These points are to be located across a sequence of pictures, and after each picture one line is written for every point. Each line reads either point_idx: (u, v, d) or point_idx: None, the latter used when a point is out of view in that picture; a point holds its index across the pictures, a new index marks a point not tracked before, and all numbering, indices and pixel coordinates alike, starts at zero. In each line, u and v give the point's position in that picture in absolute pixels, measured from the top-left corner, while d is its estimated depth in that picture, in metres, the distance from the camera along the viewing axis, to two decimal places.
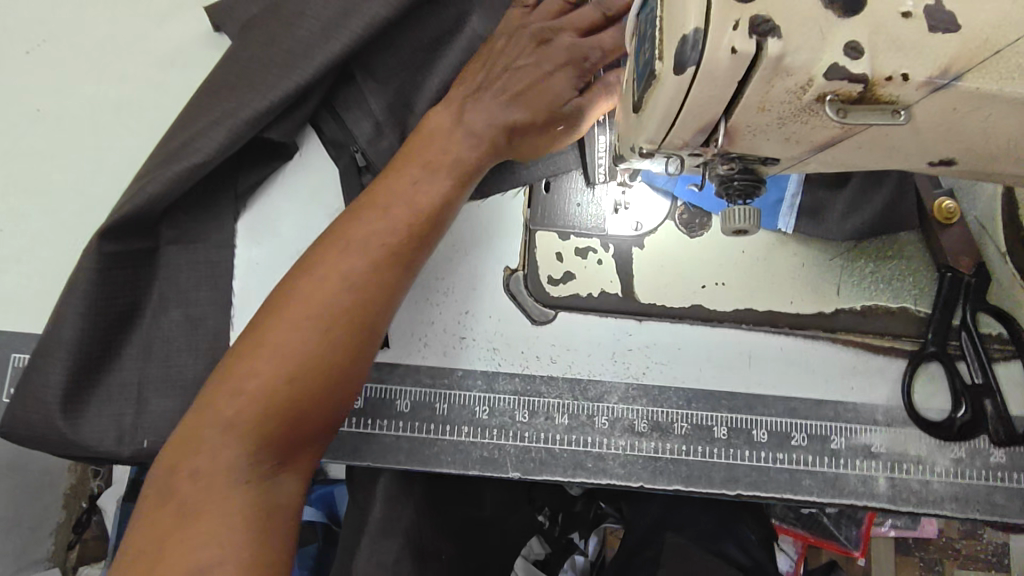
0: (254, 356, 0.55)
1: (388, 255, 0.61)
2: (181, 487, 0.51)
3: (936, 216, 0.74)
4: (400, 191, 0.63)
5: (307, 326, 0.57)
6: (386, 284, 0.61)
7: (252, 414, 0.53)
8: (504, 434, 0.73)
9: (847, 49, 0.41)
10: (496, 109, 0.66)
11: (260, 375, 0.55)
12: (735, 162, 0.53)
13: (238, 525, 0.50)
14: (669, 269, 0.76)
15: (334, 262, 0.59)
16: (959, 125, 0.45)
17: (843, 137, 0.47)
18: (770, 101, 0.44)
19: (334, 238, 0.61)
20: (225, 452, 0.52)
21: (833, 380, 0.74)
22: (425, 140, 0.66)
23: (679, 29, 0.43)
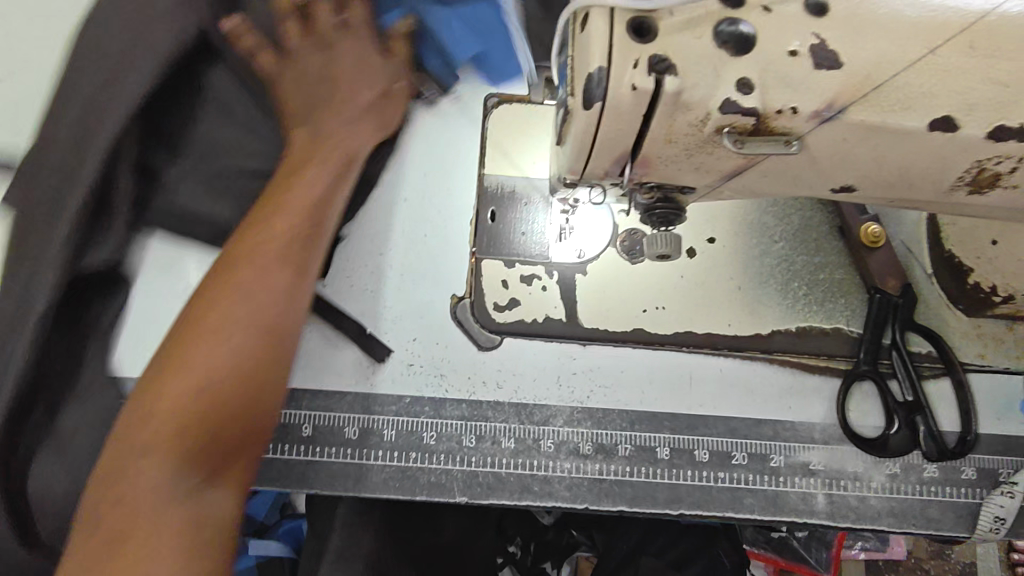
0: (166, 380, 0.53)
1: (287, 260, 0.60)
2: (112, 518, 0.49)
3: (863, 240, 0.77)
4: (290, 201, 0.62)
5: (214, 348, 0.55)
6: (293, 288, 0.60)
7: (173, 433, 0.52)
8: (452, 459, 0.74)
9: (738, 85, 0.44)
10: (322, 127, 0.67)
11: (177, 394, 0.53)
12: (654, 191, 0.56)
13: (183, 540, 0.49)
14: (611, 295, 0.78)
15: (234, 283, 0.58)
16: (852, 154, 0.48)
17: (747, 166, 0.50)
18: (675, 133, 0.47)
19: (231, 258, 0.60)
20: (154, 474, 0.50)
21: (771, 400, 0.77)
22: (302, 165, 0.65)
23: (585, 67, 0.45)
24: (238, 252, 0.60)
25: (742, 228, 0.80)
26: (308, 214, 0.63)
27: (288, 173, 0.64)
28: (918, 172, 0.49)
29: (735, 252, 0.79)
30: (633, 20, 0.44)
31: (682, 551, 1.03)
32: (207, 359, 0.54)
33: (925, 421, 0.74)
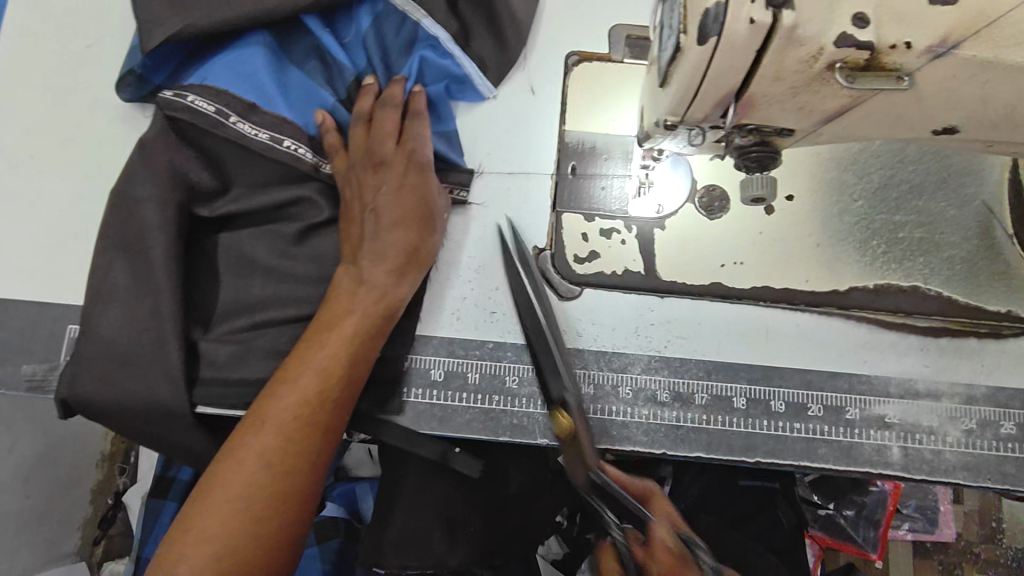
0: (197, 520, 0.64)
1: (307, 422, 0.68)
2: None
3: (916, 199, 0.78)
4: (312, 360, 0.70)
5: (241, 486, 0.65)
6: (312, 452, 0.68)
7: None
8: (533, 403, 0.77)
9: (854, 19, 0.46)
10: (378, 237, 0.74)
11: (204, 538, 0.63)
12: (753, 134, 0.57)
13: None
14: (690, 248, 0.80)
15: (261, 432, 0.67)
16: (958, 91, 0.49)
17: (853, 105, 0.51)
18: (784, 71, 0.49)
19: (262, 409, 0.68)
20: None
21: (848, 355, 0.78)
22: (335, 313, 0.72)
23: (701, 4, 0.47)
24: (274, 388, 0.69)
25: (823, 185, 0.81)
26: (328, 367, 0.70)
27: (321, 323, 0.72)
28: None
29: (814, 209, 0.80)
30: None
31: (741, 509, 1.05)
32: (235, 503, 0.64)
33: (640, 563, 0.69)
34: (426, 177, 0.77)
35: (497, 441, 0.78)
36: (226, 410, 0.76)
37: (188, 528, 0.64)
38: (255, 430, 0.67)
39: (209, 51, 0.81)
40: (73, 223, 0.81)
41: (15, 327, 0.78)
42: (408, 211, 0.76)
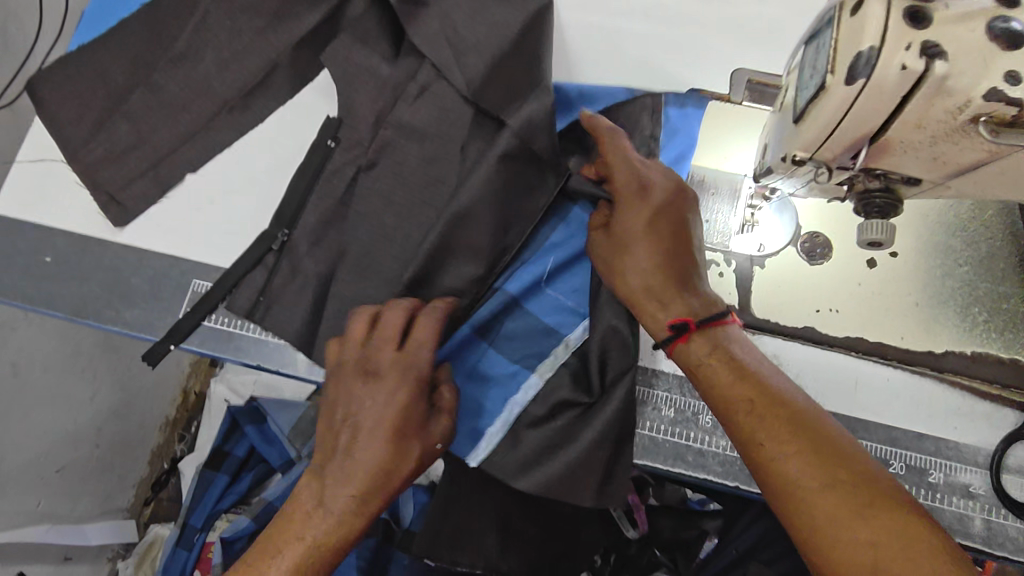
0: (338, 455, 0.64)
1: (391, 435, 0.63)
2: (349, 448, 0.64)
3: (987, 259, 0.81)
4: (353, 409, 0.65)
5: (356, 456, 0.63)
6: (396, 415, 0.64)
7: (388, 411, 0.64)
8: (544, 413, 0.76)
9: (1007, 77, 0.47)
10: (353, 463, 0.63)
11: (362, 459, 0.63)
12: (880, 179, 0.59)
13: (377, 439, 0.63)
14: (787, 290, 0.81)
15: (352, 434, 0.64)
16: None
17: (988, 161, 0.53)
18: (927, 119, 0.51)
19: (340, 423, 0.65)
20: (369, 451, 0.63)
21: (937, 418, 0.77)
22: (341, 459, 0.64)
23: (854, 47, 0.50)
24: (335, 460, 0.64)
25: (927, 246, 0.82)
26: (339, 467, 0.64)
27: (342, 441, 0.65)
28: None
29: (917, 269, 0.81)
30: (909, 8, 0.49)
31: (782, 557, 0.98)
32: (378, 418, 0.64)
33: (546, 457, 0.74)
34: (362, 450, 0.63)
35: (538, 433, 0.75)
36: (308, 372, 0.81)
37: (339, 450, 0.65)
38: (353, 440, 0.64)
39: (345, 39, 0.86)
40: (239, 207, 0.86)
41: (144, 275, 0.84)
42: (362, 493, 0.63)
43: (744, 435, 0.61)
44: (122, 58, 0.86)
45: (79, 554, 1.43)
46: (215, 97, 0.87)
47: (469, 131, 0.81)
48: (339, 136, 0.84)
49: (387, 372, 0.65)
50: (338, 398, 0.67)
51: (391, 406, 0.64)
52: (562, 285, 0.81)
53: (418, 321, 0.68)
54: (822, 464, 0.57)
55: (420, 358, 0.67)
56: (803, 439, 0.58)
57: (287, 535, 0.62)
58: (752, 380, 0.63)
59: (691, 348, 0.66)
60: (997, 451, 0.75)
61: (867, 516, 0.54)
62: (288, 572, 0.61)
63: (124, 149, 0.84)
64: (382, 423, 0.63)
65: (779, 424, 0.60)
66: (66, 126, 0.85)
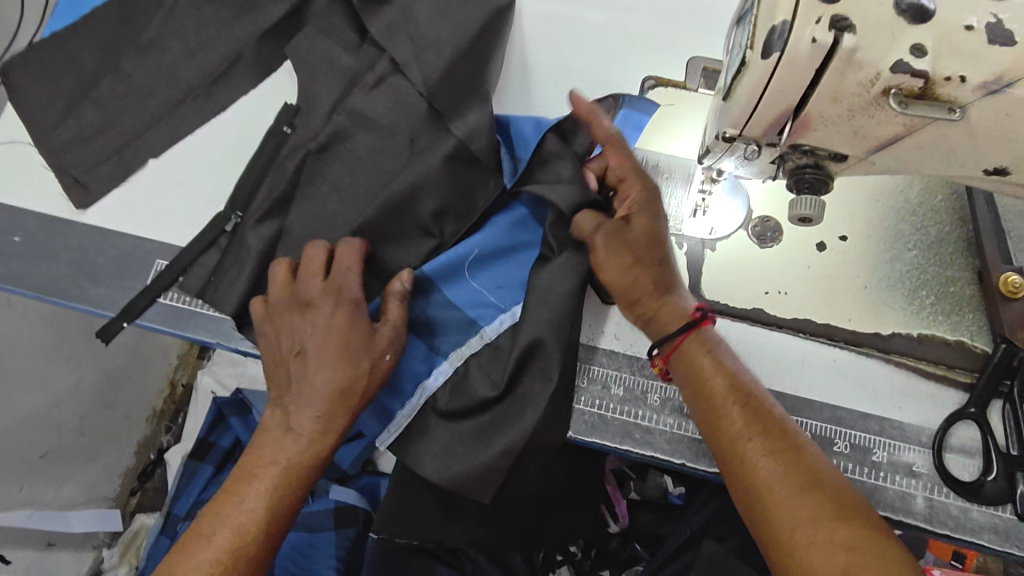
0: (294, 385, 0.69)
1: (342, 355, 0.69)
2: (303, 376, 0.69)
3: (935, 243, 0.82)
4: (303, 337, 0.70)
5: (310, 381, 0.68)
6: (345, 340, 0.70)
7: (337, 336, 0.70)
8: (453, 408, 0.76)
9: (912, 49, 0.49)
10: (312, 391, 0.68)
11: (317, 381, 0.68)
12: (808, 156, 0.61)
13: (331, 361, 0.69)
14: (738, 273, 0.82)
15: (304, 362, 0.69)
16: (1013, 132, 0.51)
17: (905, 135, 0.54)
18: (841, 92, 0.52)
19: (293, 355, 0.71)
20: (322, 374, 0.68)
21: (882, 398, 0.78)
22: (297, 388, 0.69)
23: (769, 22, 0.51)
24: (292, 390, 0.69)
25: (877, 231, 0.83)
26: (299, 398, 0.69)
27: (297, 372, 0.70)
28: None
29: (866, 253, 0.82)
30: None
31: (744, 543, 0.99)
32: (329, 342, 0.69)
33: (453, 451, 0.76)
34: (318, 374, 0.68)
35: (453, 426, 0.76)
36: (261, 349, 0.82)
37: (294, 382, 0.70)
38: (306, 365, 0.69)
39: (308, 30, 0.88)
40: (204, 190, 0.87)
41: (109, 254, 0.85)
42: (323, 414, 0.68)
43: (723, 436, 0.65)
44: (91, 45, 0.89)
45: (63, 540, 1.40)
46: (181, 84, 0.89)
47: (425, 117, 0.83)
48: (300, 122, 0.86)
49: (320, 300, 0.71)
50: (284, 334, 0.72)
51: (328, 328, 0.70)
52: (486, 276, 0.81)
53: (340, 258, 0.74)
54: (794, 470, 0.61)
55: (352, 290, 0.72)
56: (780, 448, 0.63)
57: (264, 457, 0.67)
58: (734, 389, 0.67)
59: (700, 356, 0.70)
60: (940, 431, 0.75)
61: (840, 520, 0.57)
62: (269, 488, 0.66)
63: (92, 134, 0.87)
64: (334, 347, 0.69)
65: (758, 430, 0.64)
66: (36, 110, 0.87)
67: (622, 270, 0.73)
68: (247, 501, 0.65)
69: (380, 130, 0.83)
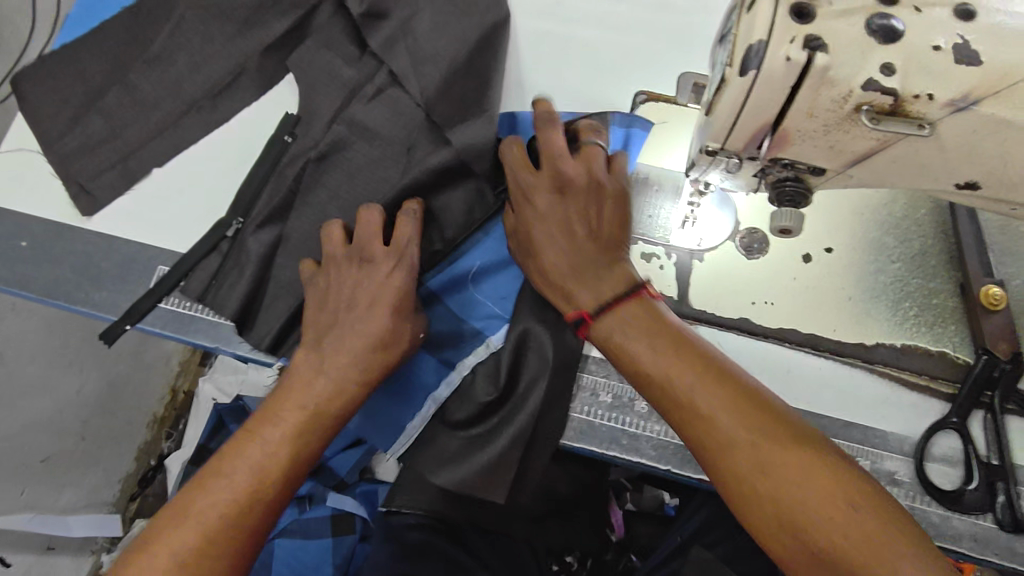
0: (335, 332, 0.72)
1: (395, 310, 0.72)
2: (347, 323, 0.72)
3: (919, 255, 0.84)
4: (350, 289, 0.73)
5: (356, 330, 0.71)
6: (397, 292, 0.72)
7: (391, 290, 0.72)
8: (461, 414, 0.80)
9: (882, 68, 0.51)
10: (355, 340, 0.71)
11: (364, 330, 0.71)
12: (787, 169, 0.63)
13: (383, 312, 0.71)
14: (725, 284, 0.84)
15: (352, 310, 0.72)
16: (980, 147, 0.53)
17: (879, 150, 0.56)
18: (817, 108, 0.54)
19: (336, 302, 0.73)
20: (373, 324, 0.71)
21: (865, 407, 0.79)
22: (339, 334, 0.71)
23: (747, 40, 0.54)
24: (333, 335, 0.72)
25: (861, 243, 0.85)
26: (341, 343, 0.71)
27: (342, 316, 0.72)
28: None
29: (851, 265, 0.84)
30: (795, 5, 0.52)
31: (733, 548, 1.00)
32: (385, 294, 0.72)
33: (459, 452, 0.79)
34: (367, 323, 0.71)
35: (461, 428, 0.80)
36: (258, 352, 0.84)
37: (334, 329, 0.72)
38: (355, 312, 0.72)
39: (310, 43, 0.91)
40: (207, 197, 0.90)
41: (113, 259, 0.87)
42: (360, 363, 0.71)
43: (682, 394, 0.63)
44: (99, 57, 0.91)
45: (62, 544, 1.41)
46: (186, 95, 0.91)
47: (421, 128, 0.85)
48: (302, 132, 0.89)
49: (379, 260, 0.73)
50: (331, 286, 0.74)
51: (382, 287, 0.72)
52: (489, 285, 0.84)
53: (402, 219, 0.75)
54: (750, 423, 0.61)
55: (405, 248, 0.74)
56: (766, 427, 0.61)
57: (288, 403, 0.70)
58: (678, 347, 0.65)
59: (610, 322, 0.68)
60: (921, 440, 0.77)
61: (807, 480, 0.58)
62: (294, 431, 0.69)
63: (98, 143, 0.89)
64: (389, 300, 0.72)
65: (713, 385, 0.63)
66: (44, 120, 0.90)
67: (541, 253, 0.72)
68: (268, 443, 0.68)
69: (378, 141, 0.86)
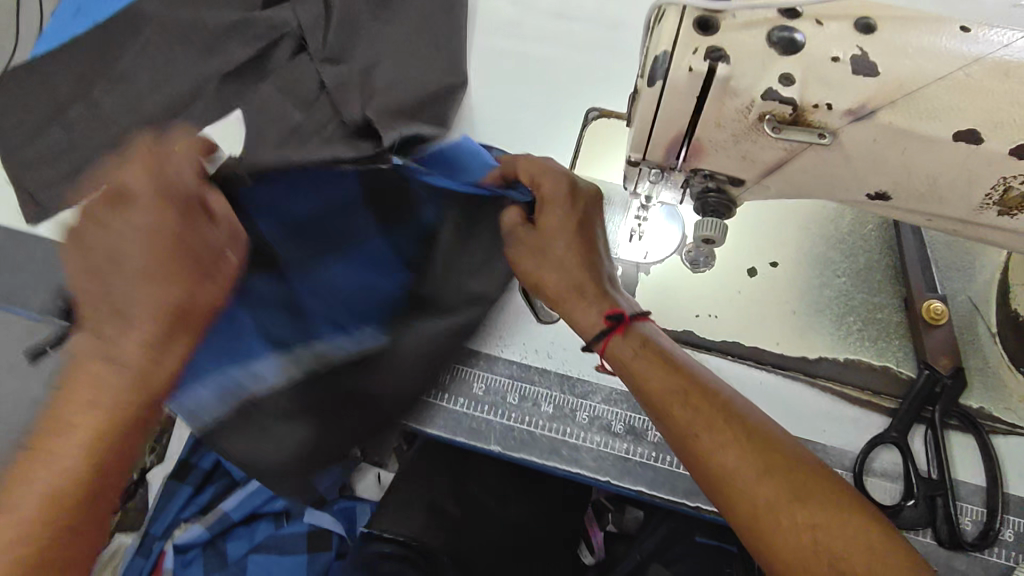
0: (98, 284, 0.50)
1: (173, 244, 0.52)
2: (119, 277, 0.50)
3: (863, 270, 0.85)
4: (112, 236, 0.51)
5: (130, 281, 0.50)
6: (172, 228, 0.52)
7: (170, 229, 0.52)
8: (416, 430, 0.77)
9: (782, 78, 0.52)
10: (133, 297, 0.50)
11: (138, 285, 0.50)
12: (709, 180, 0.64)
13: (163, 256, 0.51)
14: (669, 296, 0.84)
15: (119, 263, 0.50)
16: (882, 156, 0.54)
17: (788, 160, 0.57)
18: (724, 118, 0.55)
19: (88, 253, 0.50)
20: (157, 281, 0.50)
21: (807, 420, 0.78)
22: (99, 286, 0.50)
23: (653, 52, 0.54)
24: (97, 298, 0.50)
25: (806, 258, 0.86)
26: (114, 304, 0.50)
27: (116, 260, 0.50)
28: (947, 182, 0.55)
29: (796, 279, 0.84)
30: (700, 17, 0.51)
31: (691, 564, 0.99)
32: (155, 229, 0.51)
33: None
34: (156, 283, 0.50)
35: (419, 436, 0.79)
36: None
37: (88, 284, 0.50)
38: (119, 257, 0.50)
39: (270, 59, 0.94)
40: None
41: None
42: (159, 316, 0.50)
43: (684, 430, 0.59)
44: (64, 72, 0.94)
45: None
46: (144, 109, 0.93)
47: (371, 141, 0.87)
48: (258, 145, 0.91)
49: (142, 195, 0.52)
50: (96, 242, 0.51)
51: (150, 228, 0.51)
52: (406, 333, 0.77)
53: (167, 157, 0.54)
54: (755, 452, 0.57)
55: (177, 176, 0.53)
56: (771, 458, 0.56)
57: (87, 395, 0.48)
58: (684, 378, 0.62)
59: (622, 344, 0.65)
60: (860, 455, 0.76)
61: (817, 510, 0.54)
62: (90, 438, 0.47)
63: (59, 154, 0.90)
64: (163, 236, 0.51)
65: (714, 420, 0.59)
66: (8, 131, 0.92)
67: (549, 267, 0.69)
68: (63, 468, 0.46)
69: None
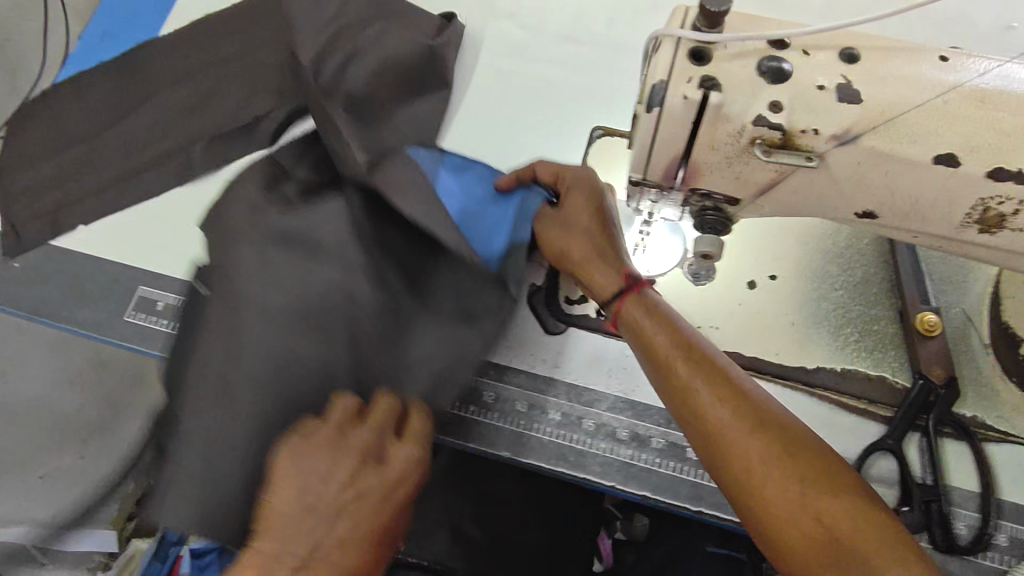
0: (342, 476, 0.65)
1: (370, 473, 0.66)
2: (352, 485, 0.65)
3: (859, 284, 0.88)
4: (332, 479, 0.65)
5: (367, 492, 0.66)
6: (372, 468, 0.66)
7: (370, 476, 0.66)
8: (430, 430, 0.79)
9: (770, 105, 0.56)
10: (378, 486, 0.66)
11: (381, 472, 0.67)
12: (705, 199, 0.67)
13: (377, 502, 0.66)
14: (672, 308, 0.87)
15: (344, 485, 0.65)
16: (867, 178, 0.57)
17: (779, 180, 0.60)
18: (717, 141, 0.59)
19: (321, 466, 0.65)
20: (379, 502, 0.66)
21: (806, 428, 0.81)
22: (357, 463, 0.66)
23: (651, 80, 0.58)
24: (341, 501, 0.65)
25: (803, 271, 0.89)
26: (368, 475, 0.66)
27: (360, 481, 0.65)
28: (929, 204, 0.58)
29: (794, 291, 0.87)
30: (694, 49, 0.57)
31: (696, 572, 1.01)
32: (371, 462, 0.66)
33: None
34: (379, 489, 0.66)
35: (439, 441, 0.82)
36: None
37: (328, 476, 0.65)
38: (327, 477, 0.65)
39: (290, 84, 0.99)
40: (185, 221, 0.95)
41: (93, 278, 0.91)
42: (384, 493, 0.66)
43: (685, 387, 0.66)
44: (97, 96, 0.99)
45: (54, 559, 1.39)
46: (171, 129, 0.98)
47: None
48: None
49: (351, 449, 0.66)
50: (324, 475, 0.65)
51: (367, 466, 0.66)
52: None
53: (351, 438, 0.66)
54: (749, 413, 0.63)
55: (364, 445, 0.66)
56: (762, 419, 0.63)
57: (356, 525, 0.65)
58: (686, 343, 0.69)
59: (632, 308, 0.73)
60: (857, 462, 0.79)
61: (800, 468, 0.60)
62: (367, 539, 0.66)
63: (92, 173, 0.95)
64: (373, 483, 0.66)
65: (713, 377, 0.66)
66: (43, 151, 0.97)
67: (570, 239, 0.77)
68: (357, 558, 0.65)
69: None
